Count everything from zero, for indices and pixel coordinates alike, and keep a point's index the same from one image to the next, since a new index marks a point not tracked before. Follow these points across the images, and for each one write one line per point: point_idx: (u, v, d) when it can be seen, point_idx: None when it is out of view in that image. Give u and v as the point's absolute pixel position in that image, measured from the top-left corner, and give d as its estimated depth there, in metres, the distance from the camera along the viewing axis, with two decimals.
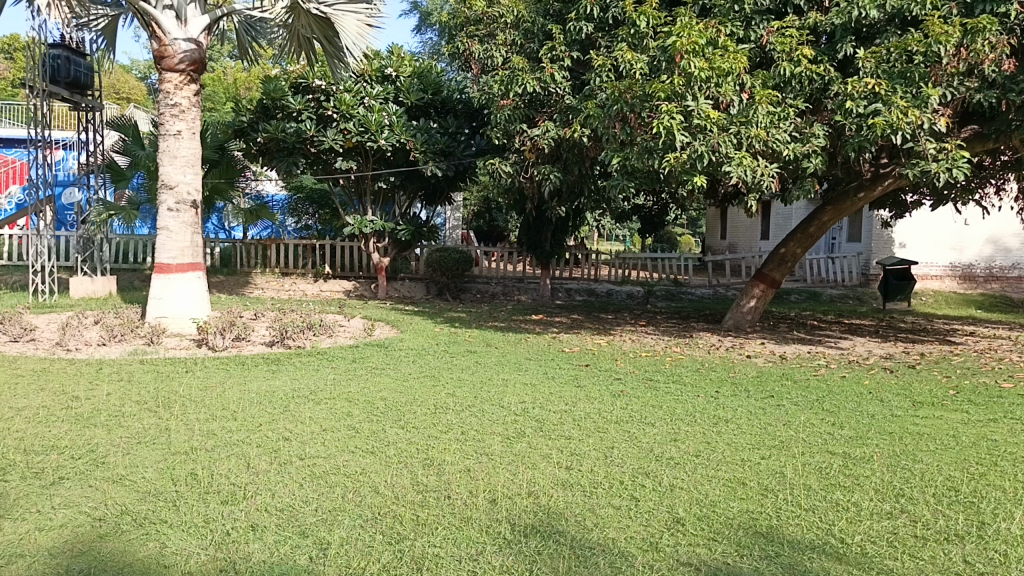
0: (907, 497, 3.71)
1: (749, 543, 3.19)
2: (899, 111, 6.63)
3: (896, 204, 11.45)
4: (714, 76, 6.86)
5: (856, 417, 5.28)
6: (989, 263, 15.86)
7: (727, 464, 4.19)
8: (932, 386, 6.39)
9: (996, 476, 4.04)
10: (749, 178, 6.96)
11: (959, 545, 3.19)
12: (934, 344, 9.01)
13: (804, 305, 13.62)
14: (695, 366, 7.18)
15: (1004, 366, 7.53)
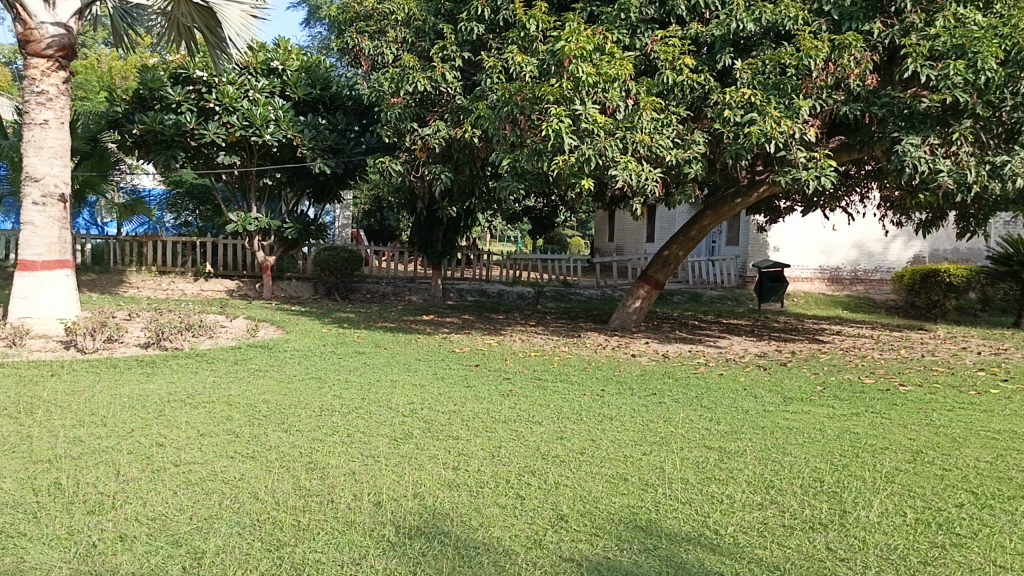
0: (776, 489, 3.90)
1: (628, 537, 3.28)
2: (773, 121, 7.00)
3: (770, 210, 12.03)
4: (601, 82, 7.04)
5: (732, 413, 5.51)
6: (854, 266, 16.85)
7: (610, 461, 4.28)
8: (801, 383, 6.75)
9: (857, 466, 4.30)
10: (634, 182, 7.17)
11: (823, 533, 3.38)
12: (804, 342, 9.52)
13: (686, 305, 14.12)
14: (582, 365, 7.32)
15: (866, 362, 8.04)
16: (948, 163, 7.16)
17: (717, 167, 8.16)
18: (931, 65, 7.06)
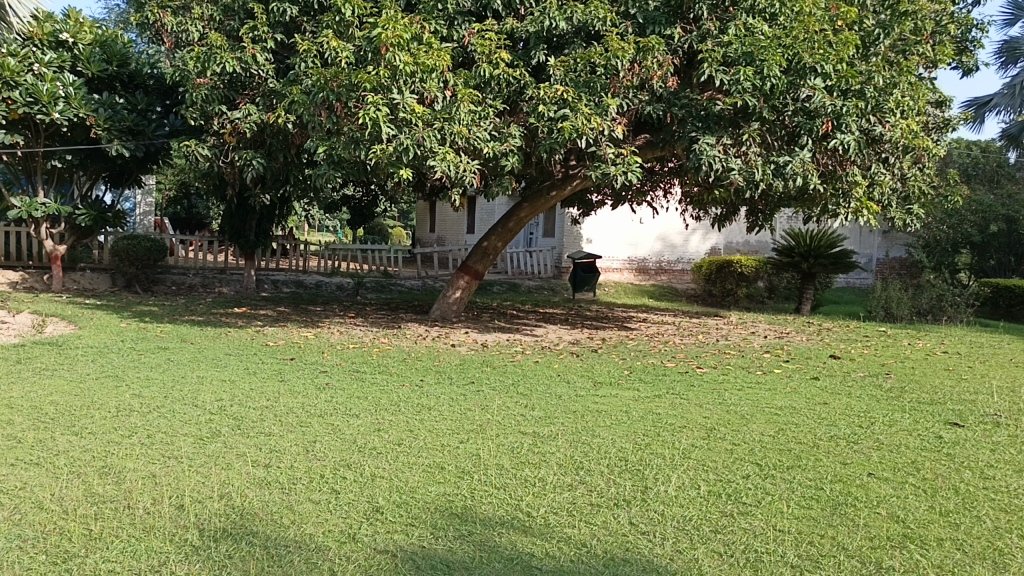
0: (585, 469, 4.08)
1: (443, 525, 3.30)
2: (584, 117, 7.30)
3: (583, 203, 12.53)
4: (419, 72, 7.04)
5: (545, 398, 5.70)
6: (659, 257, 17.85)
7: (427, 451, 4.30)
8: (610, 368, 7.09)
9: (659, 445, 4.58)
10: (452, 173, 7.24)
11: (626, 509, 3.57)
12: (614, 329, 10.02)
13: (505, 295, 14.42)
14: (401, 356, 7.29)
15: (669, 347, 8.57)
16: (739, 162, 7.80)
17: (533, 161, 8.40)
18: (724, 70, 7.61)
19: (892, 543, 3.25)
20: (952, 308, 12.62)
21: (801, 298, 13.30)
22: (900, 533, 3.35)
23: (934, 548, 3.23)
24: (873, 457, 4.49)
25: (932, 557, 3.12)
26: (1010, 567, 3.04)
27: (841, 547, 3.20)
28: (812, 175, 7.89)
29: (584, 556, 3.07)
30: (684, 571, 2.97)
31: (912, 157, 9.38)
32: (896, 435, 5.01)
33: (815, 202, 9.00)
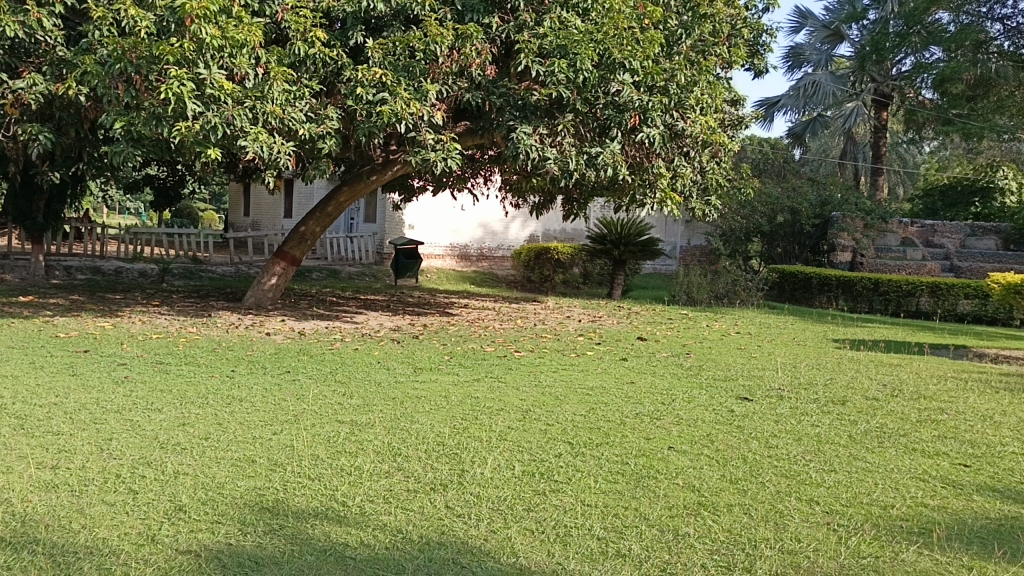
0: (402, 456, 4.06)
1: (253, 520, 3.18)
2: (402, 102, 7.26)
3: (404, 189, 12.45)
4: (228, 46, 6.70)
5: (364, 386, 5.63)
6: (480, 244, 18.05)
7: (237, 444, 4.12)
8: (431, 354, 7.11)
9: (476, 428, 4.65)
10: (264, 154, 7.01)
11: (442, 493, 3.59)
12: (435, 315, 10.06)
13: (324, 282, 14.08)
14: (211, 346, 6.92)
15: (489, 332, 8.71)
16: (555, 151, 8.07)
17: (351, 144, 8.25)
18: (540, 61, 7.81)
19: (689, 511, 3.49)
20: (745, 292, 13.71)
21: (613, 283, 13.96)
22: (696, 502, 3.60)
23: (725, 513, 3.50)
24: (673, 431, 4.80)
25: (723, 522, 3.38)
26: (788, 526, 3.35)
27: (643, 518, 3.40)
28: (621, 166, 8.33)
29: (398, 542, 3.06)
30: (497, 550, 3.03)
31: (710, 151, 10.11)
32: (695, 410, 5.39)
33: (624, 192, 9.47)
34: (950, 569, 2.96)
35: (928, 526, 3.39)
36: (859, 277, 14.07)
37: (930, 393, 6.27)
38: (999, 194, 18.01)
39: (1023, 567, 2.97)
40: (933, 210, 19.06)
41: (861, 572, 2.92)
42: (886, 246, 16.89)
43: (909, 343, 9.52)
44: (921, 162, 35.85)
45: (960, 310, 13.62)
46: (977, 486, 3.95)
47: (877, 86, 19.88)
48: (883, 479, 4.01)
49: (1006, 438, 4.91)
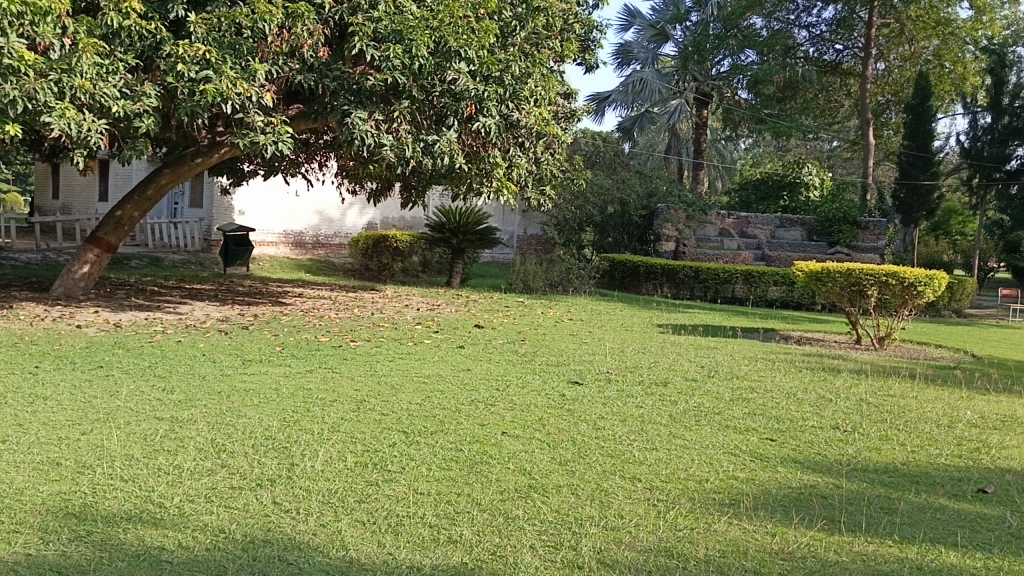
0: (227, 452, 3.89)
1: (56, 527, 2.94)
2: (228, 81, 6.93)
3: (233, 172, 11.89)
4: (28, 13, 6.12)
5: (187, 379, 5.34)
6: (315, 232, 17.54)
7: (40, 447, 3.79)
8: (261, 345, 6.85)
9: (306, 420, 4.53)
10: (73, 132, 6.50)
11: (269, 489, 3.47)
12: (267, 305, 9.71)
13: (146, 270, 13.23)
14: (10, 341, 6.32)
15: (323, 322, 8.50)
16: (390, 138, 7.99)
17: (173, 125, 7.79)
18: (375, 45, 7.68)
19: (520, 494, 3.56)
20: (578, 280, 14.18)
21: (451, 271, 14.04)
22: (526, 485, 3.68)
23: (554, 494, 3.60)
24: (507, 417, 4.88)
25: (552, 503, 3.48)
26: (612, 504, 3.50)
27: (475, 503, 3.43)
28: (458, 154, 8.39)
29: (220, 542, 2.93)
30: (327, 544, 2.96)
31: (545, 143, 10.38)
32: (528, 395, 5.51)
33: (461, 180, 9.52)
34: (756, 536, 3.19)
35: (737, 497, 3.64)
36: (682, 266, 14.91)
37: (742, 373, 6.75)
38: (804, 188, 19.38)
39: (818, 531, 3.26)
40: (746, 202, 20.17)
41: (677, 543, 3.10)
42: (706, 237, 18.14)
43: (724, 327, 10.19)
44: (738, 159, 38.36)
45: (770, 296, 14.74)
46: (781, 458, 4.30)
47: (698, 85, 20.97)
48: (699, 455, 4.27)
49: (806, 413, 5.37)
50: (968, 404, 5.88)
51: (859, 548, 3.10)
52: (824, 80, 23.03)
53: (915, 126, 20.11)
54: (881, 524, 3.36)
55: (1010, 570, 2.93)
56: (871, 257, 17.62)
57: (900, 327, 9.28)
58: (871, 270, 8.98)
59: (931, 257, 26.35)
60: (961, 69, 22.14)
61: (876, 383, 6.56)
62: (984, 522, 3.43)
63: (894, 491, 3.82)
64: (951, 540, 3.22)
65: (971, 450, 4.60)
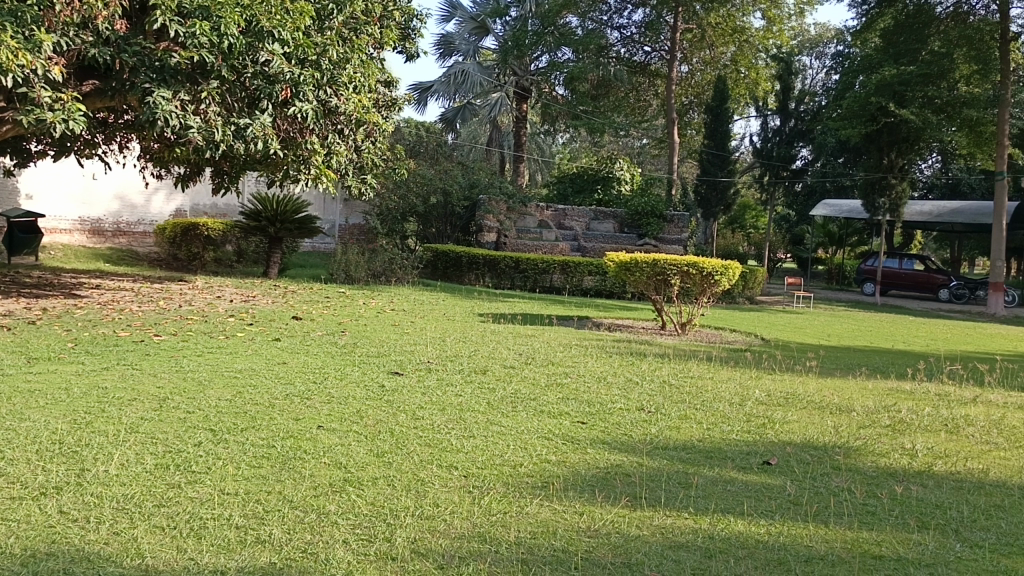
0: (7, 461, 3.54)
1: None
2: (10, 52, 6.22)
3: (18, 151, 10.84)
4: None
5: None
6: (115, 218, 16.33)
7: None
8: (50, 341, 6.29)
9: (100, 421, 4.21)
10: None
11: (56, 497, 3.20)
12: (58, 297, 8.92)
13: None
14: None
15: (125, 316, 7.92)
16: (198, 120, 7.56)
17: None
18: (179, 20, 7.24)
19: (333, 489, 3.49)
20: (401, 270, 14.13)
21: (269, 261, 13.52)
22: (341, 479, 3.62)
23: (369, 487, 3.56)
24: (323, 410, 4.78)
25: (366, 496, 3.44)
26: (428, 493, 3.51)
27: (286, 501, 3.33)
28: (271, 139, 8.15)
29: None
30: (119, 554, 2.77)
31: (365, 131, 10.24)
32: (345, 387, 5.42)
33: (276, 166, 9.18)
34: (565, 516, 3.31)
35: (549, 479, 3.76)
36: (503, 256, 15.20)
37: (557, 359, 7.00)
38: (617, 182, 20.34)
39: (622, 508, 3.43)
40: (564, 195, 20.86)
41: (490, 528, 3.15)
42: (525, 228, 18.50)
43: (541, 316, 10.52)
44: (556, 152, 39.53)
45: (585, 285, 15.40)
46: (591, 440, 4.49)
47: (518, 79, 21.61)
48: (514, 440, 4.38)
49: (614, 395, 5.65)
50: (756, 383, 6.43)
51: (658, 521, 3.30)
52: (634, 79, 24.27)
53: (715, 126, 21.37)
54: (679, 498, 3.59)
55: (787, 533, 3.23)
56: (676, 248, 19.00)
57: (700, 313, 9.98)
58: (675, 260, 9.57)
59: (729, 248, 28.50)
60: (754, 75, 24.03)
61: (678, 366, 7.02)
62: (768, 491, 3.76)
63: (691, 466, 4.10)
64: (739, 509, 3.49)
65: (757, 425, 5.03)
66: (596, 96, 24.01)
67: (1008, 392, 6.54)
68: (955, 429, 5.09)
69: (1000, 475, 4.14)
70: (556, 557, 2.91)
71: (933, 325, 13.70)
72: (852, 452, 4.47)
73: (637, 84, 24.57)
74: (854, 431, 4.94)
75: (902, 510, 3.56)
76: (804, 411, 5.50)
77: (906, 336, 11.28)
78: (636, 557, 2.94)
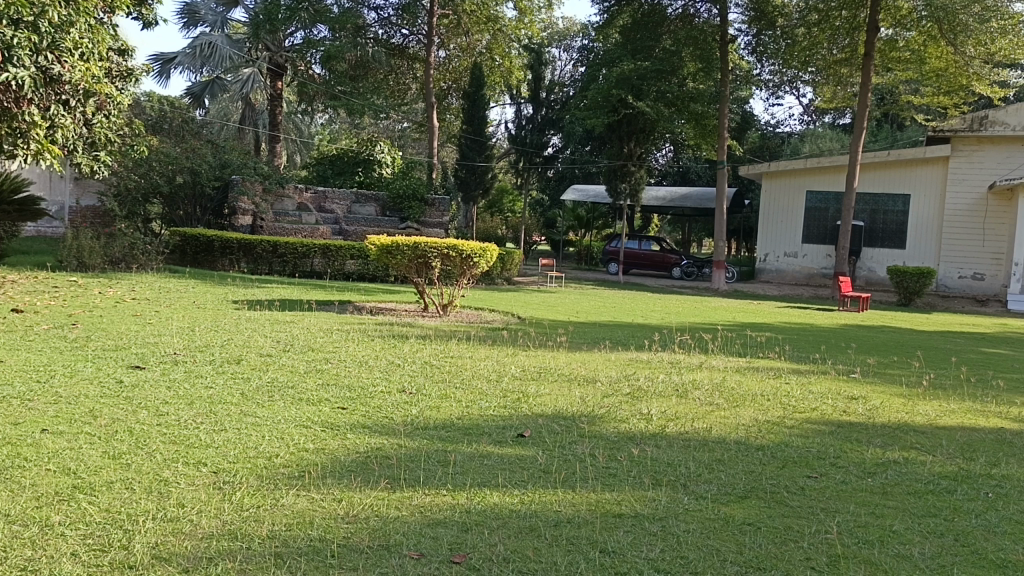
0: None
1: None
2: None
3: None
4: None
5: None
6: None
7: None
8: None
9: None
10: None
11: None
12: None
13: None
14: None
15: None
16: None
17: None
18: None
19: (60, 498, 3.16)
20: (144, 257, 13.08)
21: None
22: (70, 486, 3.28)
23: (103, 493, 3.25)
24: (47, 411, 4.29)
25: (100, 502, 3.14)
26: (171, 494, 3.28)
27: (1, 516, 2.96)
28: None
29: None
30: None
31: (96, 104, 9.27)
32: (76, 385, 4.90)
33: None
34: (322, 504, 3.24)
35: (306, 468, 3.66)
36: (260, 240, 14.56)
37: (317, 345, 6.83)
38: (377, 165, 20.27)
39: (382, 492, 3.42)
40: (323, 176, 20.46)
41: (243, 524, 3.01)
42: (283, 210, 18.13)
43: (299, 301, 10.18)
44: (315, 134, 38.45)
45: (348, 269, 15.05)
46: (351, 425, 4.43)
47: (271, 55, 19.98)
48: (269, 431, 4.21)
49: (375, 379, 5.62)
50: (511, 360, 6.70)
51: (417, 501, 3.33)
52: (393, 62, 24.28)
53: (472, 113, 21.98)
54: (437, 476, 3.65)
55: (539, 501, 3.40)
56: (438, 232, 19.14)
57: (460, 295, 10.24)
58: (435, 243, 9.69)
59: (489, 231, 29.40)
60: (508, 64, 24.86)
61: (438, 347, 7.13)
62: (521, 462, 3.93)
63: (450, 444, 4.18)
64: (494, 482, 3.62)
65: (513, 400, 5.25)
66: (354, 77, 23.54)
67: (727, 357, 7.36)
68: (684, 393, 5.64)
69: (720, 433, 4.64)
70: (313, 547, 2.84)
71: (668, 301, 15.06)
72: (596, 420, 4.79)
73: (396, 66, 24.62)
74: (599, 400, 5.31)
75: (639, 469, 3.87)
76: (555, 383, 5.82)
77: (646, 311, 12.29)
78: (394, 538, 2.94)
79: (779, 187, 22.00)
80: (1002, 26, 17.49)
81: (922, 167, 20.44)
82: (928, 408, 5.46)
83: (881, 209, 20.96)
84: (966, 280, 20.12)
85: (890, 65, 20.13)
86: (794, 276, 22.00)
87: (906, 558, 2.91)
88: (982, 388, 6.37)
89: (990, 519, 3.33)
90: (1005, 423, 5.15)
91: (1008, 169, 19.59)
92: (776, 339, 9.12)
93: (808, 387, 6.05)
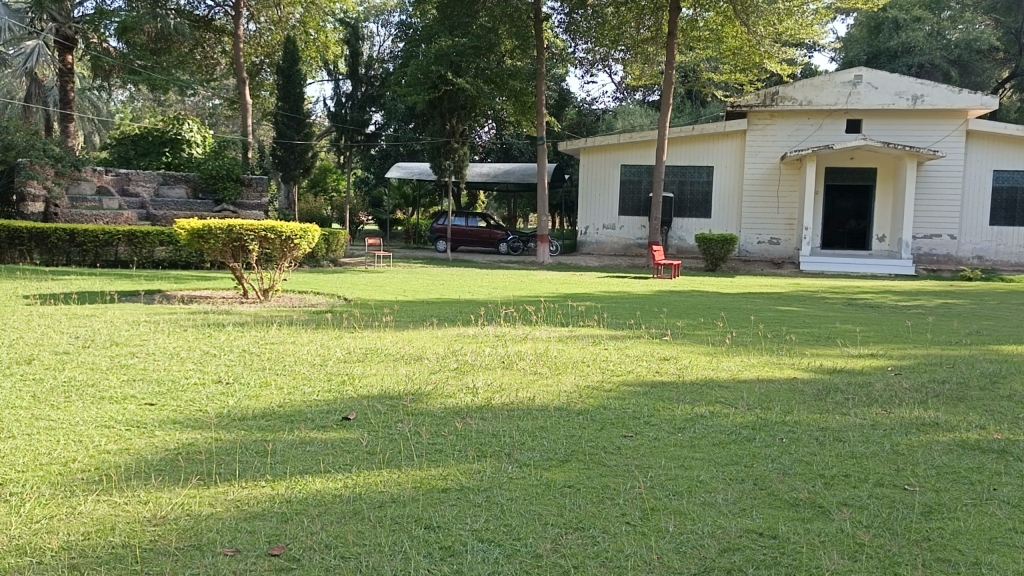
0: None
1: None
2: None
3: None
4: None
5: None
6: None
7: None
8: None
9: None
10: None
11: None
12: None
13: None
14: None
15: None
16: None
17: None
18: None
19: None
20: None
21: None
22: None
23: None
24: None
25: None
26: None
27: None
28: None
29: None
30: None
31: None
32: None
33: None
34: (124, 509, 3.00)
35: (107, 472, 3.39)
36: (53, 228, 13.36)
37: (122, 339, 6.33)
38: (186, 145, 19.26)
39: (194, 489, 3.23)
40: (125, 158, 18.88)
41: (32, 537, 2.73)
42: (80, 196, 16.76)
43: (101, 293, 9.44)
44: (113, 112, 35.76)
45: (156, 256, 14.21)
46: (159, 422, 4.14)
47: (58, 27, 18.08)
48: (65, 435, 3.86)
49: (189, 371, 5.31)
50: (338, 342, 6.54)
51: (232, 496, 3.16)
52: (198, 35, 22.93)
53: (287, 89, 21.00)
54: (254, 468, 3.49)
55: (363, 484, 3.33)
56: (256, 214, 18.60)
57: (282, 279, 9.87)
58: (252, 225, 9.25)
59: (313, 213, 28.67)
60: (323, 38, 24.41)
61: (258, 333, 6.86)
62: (344, 446, 3.83)
63: (269, 433, 4.01)
64: (316, 468, 3.51)
65: (338, 382, 5.14)
66: (155, 50, 21.95)
67: (550, 327, 7.60)
68: (509, 364, 5.76)
69: (543, 401, 4.75)
70: (114, 555, 2.63)
71: (495, 276, 15.26)
72: (422, 398, 4.77)
73: (201, 39, 23.26)
74: (426, 377, 5.31)
75: (464, 444, 3.87)
76: (381, 363, 5.74)
77: (473, 286, 12.43)
78: (206, 536, 2.78)
79: (596, 161, 22.73)
80: (788, 8, 19.00)
81: (723, 140, 21.91)
82: (731, 363, 5.88)
83: (689, 180, 22.15)
84: (764, 245, 21.83)
85: (691, 44, 21.27)
86: (613, 247, 22.94)
87: (712, 505, 3.10)
88: (777, 343, 6.94)
89: (783, 462, 3.62)
90: (796, 372, 5.65)
91: (796, 142, 21.38)
92: (595, 307, 9.53)
93: (624, 351, 6.35)
